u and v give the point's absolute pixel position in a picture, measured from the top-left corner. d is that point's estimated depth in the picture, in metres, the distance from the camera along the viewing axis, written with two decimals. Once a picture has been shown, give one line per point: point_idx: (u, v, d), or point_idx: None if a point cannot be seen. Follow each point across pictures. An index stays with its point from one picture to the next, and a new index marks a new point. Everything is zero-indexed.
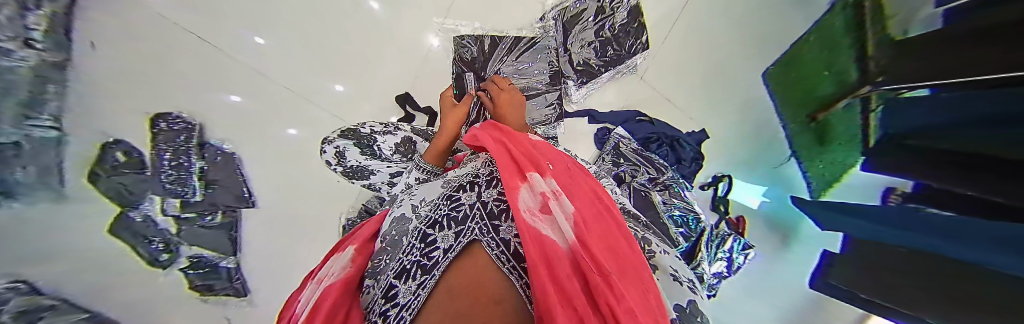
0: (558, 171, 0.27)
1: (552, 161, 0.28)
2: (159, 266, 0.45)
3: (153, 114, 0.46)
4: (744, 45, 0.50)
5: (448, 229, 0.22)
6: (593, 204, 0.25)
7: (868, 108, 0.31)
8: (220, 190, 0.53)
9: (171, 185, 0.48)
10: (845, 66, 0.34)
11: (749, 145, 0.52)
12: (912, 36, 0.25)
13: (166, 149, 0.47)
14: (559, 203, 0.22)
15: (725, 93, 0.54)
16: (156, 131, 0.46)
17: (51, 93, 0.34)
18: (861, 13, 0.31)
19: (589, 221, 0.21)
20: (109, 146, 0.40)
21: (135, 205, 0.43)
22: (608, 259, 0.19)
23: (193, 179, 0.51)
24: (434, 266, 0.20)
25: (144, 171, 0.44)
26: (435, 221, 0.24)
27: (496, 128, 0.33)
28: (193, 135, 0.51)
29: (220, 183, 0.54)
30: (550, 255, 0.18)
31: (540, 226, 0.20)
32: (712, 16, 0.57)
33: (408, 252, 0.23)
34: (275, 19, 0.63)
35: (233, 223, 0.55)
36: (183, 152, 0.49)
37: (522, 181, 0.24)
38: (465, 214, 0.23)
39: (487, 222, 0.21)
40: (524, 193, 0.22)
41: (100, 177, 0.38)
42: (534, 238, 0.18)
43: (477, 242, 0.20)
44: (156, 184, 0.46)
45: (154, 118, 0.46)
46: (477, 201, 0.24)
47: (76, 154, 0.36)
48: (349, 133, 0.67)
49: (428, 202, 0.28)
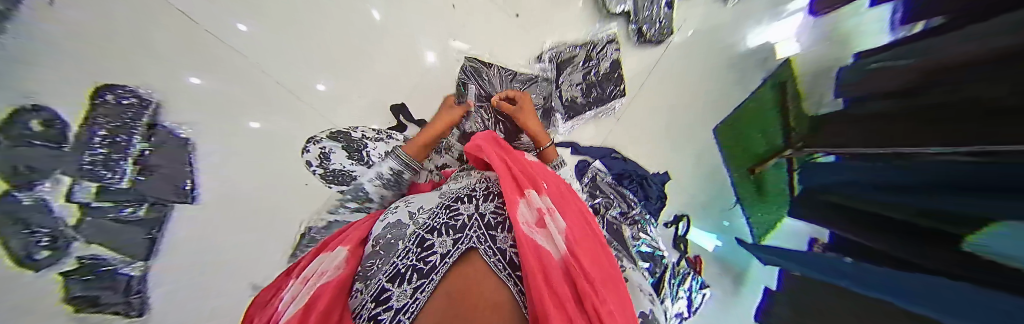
0: (552, 191, 0.29)
1: (548, 181, 0.30)
2: (30, 266, 0.33)
3: (101, 84, 0.40)
4: (694, 103, 0.61)
5: (446, 235, 0.22)
6: (582, 223, 0.27)
7: (792, 166, 0.42)
8: (158, 179, 0.45)
9: (91, 166, 0.39)
10: (773, 133, 0.45)
11: (706, 190, 0.59)
12: (829, 113, 0.37)
13: (103, 125, 0.40)
14: (554, 219, 0.23)
15: (687, 142, 0.62)
16: (98, 103, 0.40)
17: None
18: (785, 95, 0.44)
19: (580, 239, 0.23)
20: (23, 113, 0.32)
21: (30, 186, 0.33)
22: (596, 272, 0.20)
23: (125, 163, 0.42)
24: (433, 270, 0.19)
25: (64, 144, 0.36)
26: (433, 227, 0.24)
27: (497, 143, 0.35)
28: (144, 115, 0.44)
29: (160, 170, 0.45)
30: (547, 266, 0.18)
31: (536, 238, 0.21)
32: (666, 78, 0.71)
33: (403, 256, 0.22)
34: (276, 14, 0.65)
35: (159, 220, 0.45)
36: (125, 128, 0.42)
37: (521, 196, 0.25)
38: (463, 223, 0.23)
39: (485, 232, 0.22)
40: (523, 207, 0.24)
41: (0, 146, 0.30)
42: (532, 249, 0.19)
43: (475, 250, 0.20)
44: (72, 161, 0.37)
45: (101, 88, 0.40)
46: (476, 213, 0.24)
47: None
48: (338, 136, 0.70)
49: (425, 210, 0.28)
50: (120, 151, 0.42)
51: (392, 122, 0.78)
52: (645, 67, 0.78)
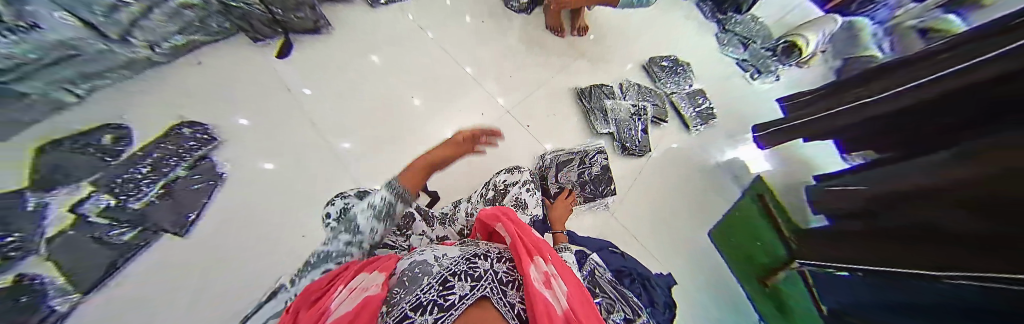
0: (557, 266, 0.28)
1: (552, 256, 0.31)
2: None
3: (178, 122, 0.57)
4: (695, 214, 0.79)
5: (462, 280, 0.20)
6: (585, 303, 0.25)
7: (807, 279, 0.53)
8: (168, 203, 0.49)
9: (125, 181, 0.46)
10: (772, 245, 0.63)
11: (710, 296, 0.70)
12: (806, 227, 0.57)
13: (158, 152, 0.52)
14: (557, 286, 0.23)
15: (687, 248, 0.76)
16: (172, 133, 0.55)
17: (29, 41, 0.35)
18: (772, 215, 0.66)
19: (585, 314, 0.21)
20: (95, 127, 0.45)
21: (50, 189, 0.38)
22: None
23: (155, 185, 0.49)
24: (452, 306, 0.17)
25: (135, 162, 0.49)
26: (455, 271, 0.22)
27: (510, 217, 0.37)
28: (200, 150, 0.56)
29: (176, 197, 0.50)
30: (555, 317, 0.17)
31: (546, 295, 0.19)
32: (658, 184, 0.82)
33: (426, 290, 0.20)
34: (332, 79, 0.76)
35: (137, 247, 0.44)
36: (169, 153, 0.53)
37: (530, 261, 0.26)
38: (480, 274, 0.22)
39: (499, 285, 0.20)
40: (534, 270, 0.23)
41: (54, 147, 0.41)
42: (540, 299, 0.18)
43: (488, 300, 0.18)
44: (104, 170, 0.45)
45: (177, 125, 0.57)
46: (492, 270, 0.23)
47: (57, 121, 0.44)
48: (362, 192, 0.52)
49: (450, 257, 0.27)
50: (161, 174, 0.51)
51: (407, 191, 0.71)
52: (632, 171, 0.84)
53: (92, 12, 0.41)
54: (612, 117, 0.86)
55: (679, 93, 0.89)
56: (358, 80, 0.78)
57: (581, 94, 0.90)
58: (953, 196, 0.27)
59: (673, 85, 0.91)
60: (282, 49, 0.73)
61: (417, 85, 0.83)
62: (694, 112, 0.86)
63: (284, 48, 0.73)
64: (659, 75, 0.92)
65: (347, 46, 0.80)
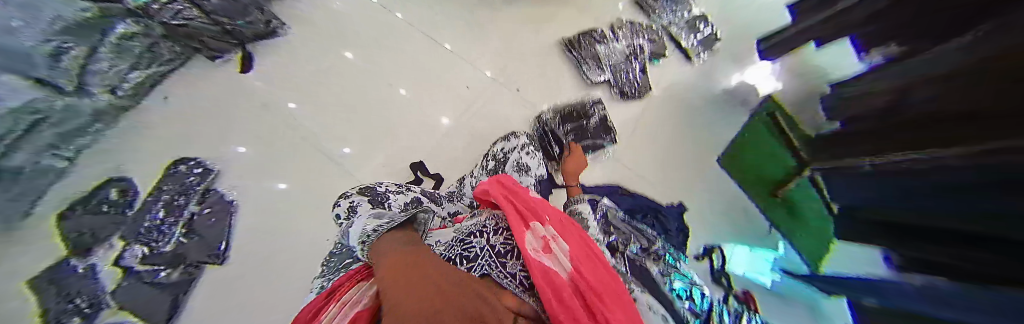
0: (556, 222, 0.29)
1: (551, 212, 0.31)
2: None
3: (174, 158, 0.52)
4: (701, 144, 0.66)
5: (461, 265, 0.25)
6: (584, 247, 0.27)
7: (818, 187, 0.41)
8: (195, 241, 0.49)
9: (147, 229, 0.46)
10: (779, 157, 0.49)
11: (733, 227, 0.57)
12: (827, 130, 0.42)
13: (165, 194, 0.49)
14: (559, 245, 0.24)
15: (698, 179, 0.65)
16: (168, 173, 0.51)
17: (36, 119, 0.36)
18: (782, 122, 0.51)
19: (585, 262, 0.23)
20: (108, 183, 0.44)
21: (87, 252, 0.40)
22: (604, 287, 0.20)
23: (175, 226, 0.49)
24: None
25: (126, 211, 0.45)
26: (449, 258, 0.27)
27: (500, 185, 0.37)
28: (202, 181, 0.53)
29: (201, 233, 0.50)
30: (554, 282, 0.19)
31: (544, 260, 0.21)
32: (661, 123, 0.80)
33: None
34: (315, 86, 0.76)
35: (185, 283, 0.47)
36: (174, 194, 0.50)
37: (527, 228, 0.27)
38: (476, 253, 0.26)
39: (496, 259, 0.25)
40: (530, 236, 0.25)
41: (72, 214, 0.40)
42: (540, 269, 0.20)
43: (487, 276, 0.23)
44: (132, 225, 0.45)
45: (174, 162, 0.52)
46: (487, 245, 0.27)
47: (69, 183, 0.40)
48: (366, 191, 0.52)
49: (443, 244, 0.31)
50: (174, 215, 0.49)
51: (411, 179, 0.79)
52: (636, 114, 0.87)
53: (41, 66, 0.37)
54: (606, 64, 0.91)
55: (678, 23, 0.89)
56: (346, 83, 0.79)
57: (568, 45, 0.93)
58: (943, 79, 0.25)
59: (670, 14, 0.91)
60: (244, 62, 0.67)
61: (404, 76, 0.85)
62: (695, 42, 0.84)
63: (246, 63, 0.67)
64: (654, 9, 0.93)
65: (327, 44, 0.79)
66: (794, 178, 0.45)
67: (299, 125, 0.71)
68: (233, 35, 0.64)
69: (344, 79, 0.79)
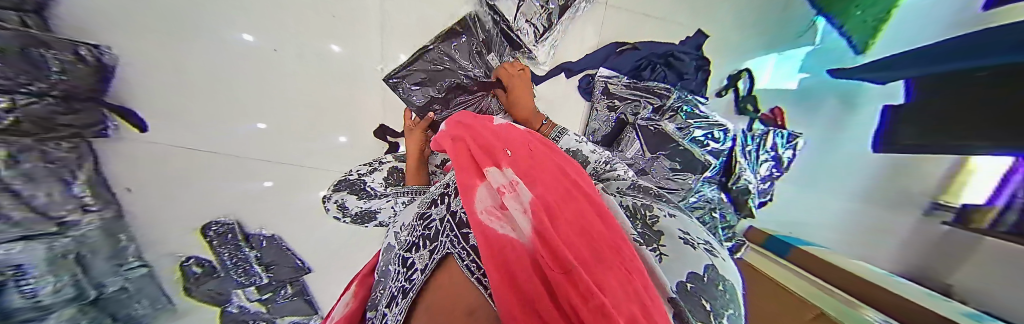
0: (517, 157, 0.24)
1: (512, 147, 0.26)
2: None
3: (201, 226, 0.52)
4: None
5: (423, 248, 0.23)
6: (558, 183, 0.22)
7: None
8: (278, 267, 0.63)
9: (240, 276, 0.60)
10: None
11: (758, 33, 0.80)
12: None
13: (224, 251, 0.55)
14: (516, 195, 0.20)
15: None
16: (209, 240, 0.53)
17: (124, 240, 0.44)
18: None
19: (549, 204, 0.19)
20: (185, 265, 0.52)
21: (226, 301, 0.59)
22: (573, 243, 0.16)
23: (254, 265, 0.60)
24: (412, 288, 0.20)
25: (218, 273, 0.56)
26: (412, 243, 0.25)
27: (459, 126, 0.32)
28: (238, 230, 0.57)
29: (276, 262, 0.62)
30: (508, 254, 0.16)
31: (496, 226, 0.18)
32: None
33: (394, 280, 0.23)
34: (245, 88, 0.56)
35: (301, 288, 0.69)
36: (234, 249, 0.56)
37: (481, 180, 0.22)
38: (437, 229, 0.23)
39: (458, 232, 0.21)
40: (482, 192, 0.21)
41: (192, 289, 0.53)
42: (489, 241, 0.17)
43: (450, 255, 0.20)
44: (231, 279, 0.58)
45: (203, 230, 0.52)
46: (448, 213, 0.24)
47: (164, 280, 0.49)
48: (342, 185, 0.72)
49: (406, 227, 0.28)
50: (245, 260, 0.59)
51: (384, 146, 0.81)
52: None
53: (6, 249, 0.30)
54: None
55: None
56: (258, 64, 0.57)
57: None
58: None
59: None
60: (130, 121, 0.43)
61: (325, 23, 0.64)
62: None
63: (131, 119, 0.43)
64: None
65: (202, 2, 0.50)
66: None
67: (260, 156, 0.59)
68: (75, 99, 0.37)
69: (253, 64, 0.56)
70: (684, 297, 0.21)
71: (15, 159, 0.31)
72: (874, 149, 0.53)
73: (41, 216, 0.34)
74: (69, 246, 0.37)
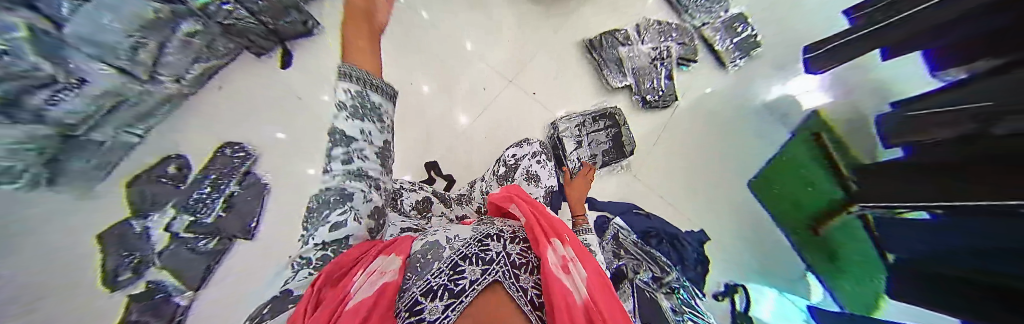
0: (572, 243, 0.39)
1: (570, 235, 0.40)
2: (111, 286, 0.33)
3: (224, 141, 0.52)
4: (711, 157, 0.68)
5: (476, 265, 0.32)
6: (593, 270, 0.36)
7: (867, 225, 0.40)
8: (232, 216, 0.50)
9: (195, 200, 0.46)
10: (829, 185, 0.45)
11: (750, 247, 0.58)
12: (886, 166, 0.38)
13: (214, 171, 0.50)
14: (571, 266, 0.33)
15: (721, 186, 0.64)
16: (217, 154, 0.51)
17: (163, 108, 0.42)
18: (824, 144, 0.47)
19: (591, 283, 0.33)
20: (171, 158, 0.43)
21: (145, 214, 0.38)
22: (605, 310, 0.29)
23: (217, 202, 0.49)
24: (462, 293, 0.29)
25: (181, 185, 0.44)
26: (466, 256, 0.34)
27: (522, 199, 0.47)
28: (246, 164, 0.55)
29: (237, 208, 0.51)
30: (568, 295, 0.29)
31: (562, 278, 0.31)
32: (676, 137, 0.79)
33: (437, 276, 0.33)
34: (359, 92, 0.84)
35: (220, 253, 0.47)
36: (225, 175, 0.50)
37: (549, 245, 0.36)
38: (492, 257, 0.33)
39: (510, 270, 0.32)
40: (551, 253, 0.34)
41: (137, 181, 0.38)
42: (557, 283, 0.30)
43: (497, 283, 0.30)
44: (184, 196, 0.44)
45: (224, 144, 0.52)
46: (504, 252, 0.34)
47: (140, 154, 0.38)
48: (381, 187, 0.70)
49: (460, 241, 0.39)
50: (217, 191, 0.50)
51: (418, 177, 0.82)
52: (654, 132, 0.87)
53: (118, 57, 0.35)
54: (628, 71, 0.95)
55: (712, 23, 0.83)
56: None
57: (591, 46, 1.00)
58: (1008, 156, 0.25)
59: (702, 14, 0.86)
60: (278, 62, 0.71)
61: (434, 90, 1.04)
62: (730, 43, 0.75)
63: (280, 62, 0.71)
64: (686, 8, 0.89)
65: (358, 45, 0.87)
66: (840, 211, 0.43)
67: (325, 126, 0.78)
68: None
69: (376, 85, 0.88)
70: None
71: (193, 36, 0.49)
72: None
73: (153, 63, 0.41)
74: (138, 90, 0.38)
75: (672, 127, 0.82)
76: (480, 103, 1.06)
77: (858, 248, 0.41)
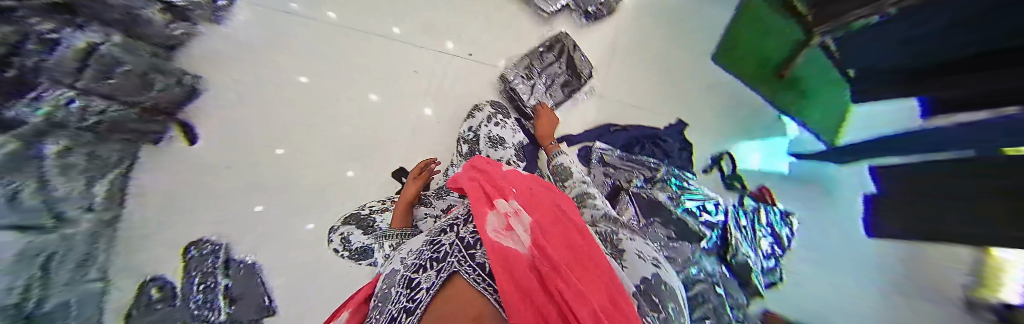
0: (522, 193, 0.29)
1: (518, 185, 0.31)
2: None
3: (188, 242, 0.50)
4: (676, 48, 0.67)
5: (430, 269, 0.24)
6: (550, 210, 0.27)
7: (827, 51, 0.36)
8: (242, 305, 0.51)
9: (198, 310, 0.48)
10: (788, 30, 0.43)
11: (718, 111, 0.57)
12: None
13: (195, 275, 0.49)
14: (519, 219, 0.25)
15: (679, 70, 0.65)
16: (188, 259, 0.49)
17: (93, 260, 0.41)
18: None
19: (546, 227, 0.25)
20: (146, 284, 0.45)
21: None
22: (564, 256, 0.22)
23: (219, 300, 0.51)
24: (417, 306, 0.20)
25: (173, 304, 0.46)
26: (419, 265, 0.25)
27: (475, 169, 0.37)
28: (222, 255, 0.52)
29: (241, 298, 0.52)
30: (515, 264, 0.20)
31: (504, 242, 0.22)
32: (635, 45, 0.78)
33: (396, 301, 0.23)
34: (292, 123, 0.65)
35: None
36: (208, 275, 0.50)
37: (490, 207, 0.26)
38: (446, 251, 0.25)
39: (464, 253, 0.24)
40: (491, 216, 0.25)
41: (133, 317, 0.43)
42: (498, 253, 0.20)
43: (457, 273, 0.22)
44: (184, 314, 0.47)
45: (188, 247, 0.50)
46: (457, 238, 0.26)
47: (112, 300, 0.42)
48: (354, 219, 0.66)
49: (413, 253, 0.30)
50: (212, 291, 0.51)
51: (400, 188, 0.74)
52: (605, 46, 0.84)
53: None
54: None
55: None
56: (297, 108, 0.66)
57: None
58: None
59: None
60: (185, 134, 0.53)
61: (368, 76, 0.76)
62: None
63: (188, 134, 0.53)
64: None
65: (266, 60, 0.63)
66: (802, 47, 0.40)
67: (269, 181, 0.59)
68: (167, 108, 0.51)
69: (307, 110, 0.67)
70: (640, 294, 0.27)
71: (65, 155, 0.40)
72: (866, 232, 0.32)
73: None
74: None
75: (620, 42, 0.82)
76: (423, 90, 0.81)
77: (820, 73, 0.38)
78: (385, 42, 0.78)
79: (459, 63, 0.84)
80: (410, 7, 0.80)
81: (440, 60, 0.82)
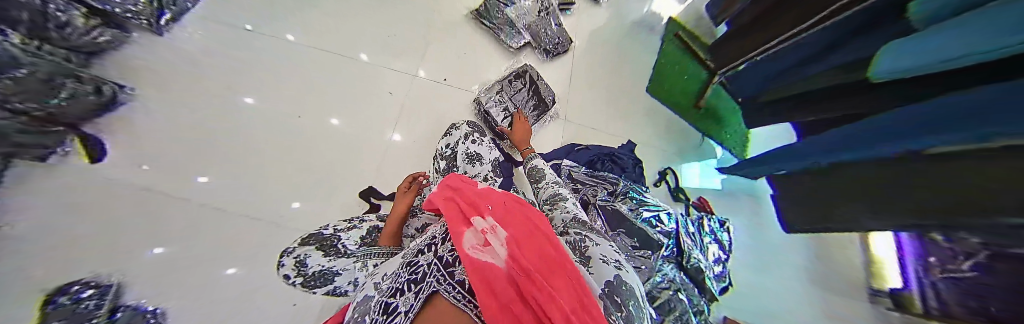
0: (498, 208, 0.28)
1: (494, 202, 0.30)
2: None
3: (52, 291, 0.36)
4: (606, 98, 0.96)
5: (409, 291, 0.21)
6: (526, 223, 0.26)
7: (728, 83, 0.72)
8: None
9: None
10: (697, 76, 0.82)
11: (667, 141, 0.91)
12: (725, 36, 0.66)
13: None
14: (497, 234, 0.23)
15: (624, 120, 0.94)
16: (49, 310, 0.35)
17: None
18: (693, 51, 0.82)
19: (523, 238, 0.23)
20: None
21: None
22: (542, 262, 0.20)
23: None
24: None
25: None
26: (396, 288, 0.23)
27: (447, 188, 0.35)
28: (107, 302, 0.39)
29: None
30: (492, 277, 0.18)
31: (481, 257, 0.20)
32: (588, 83, 0.96)
33: None
34: (259, 145, 0.64)
35: None
36: None
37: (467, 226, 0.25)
38: (424, 272, 0.22)
39: (445, 271, 0.21)
40: (468, 234, 0.23)
41: None
42: (476, 269, 0.19)
43: (438, 293, 0.20)
44: None
45: (52, 296, 0.36)
46: (435, 258, 0.24)
47: None
48: (310, 240, 0.51)
49: (390, 276, 0.26)
50: None
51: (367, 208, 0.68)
52: (564, 78, 0.95)
53: None
54: (522, 27, 0.92)
55: None
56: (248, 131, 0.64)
57: (479, 16, 0.91)
58: None
59: None
60: (89, 151, 0.48)
61: (327, 101, 0.75)
62: None
63: (93, 150, 0.48)
64: None
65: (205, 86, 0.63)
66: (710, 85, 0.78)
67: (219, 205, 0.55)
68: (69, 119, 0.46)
69: (261, 133, 0.65)
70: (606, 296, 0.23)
71: None
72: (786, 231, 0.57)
73: None
74: None
75: (577, 76, 0.96)
76: (394, 111, 0.80)
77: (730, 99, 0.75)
78: (358, 66, 0.80)
79: (434, 89, 0.87)
80: (387, 37, 0.85)
81: (413, 85, 0.84)
